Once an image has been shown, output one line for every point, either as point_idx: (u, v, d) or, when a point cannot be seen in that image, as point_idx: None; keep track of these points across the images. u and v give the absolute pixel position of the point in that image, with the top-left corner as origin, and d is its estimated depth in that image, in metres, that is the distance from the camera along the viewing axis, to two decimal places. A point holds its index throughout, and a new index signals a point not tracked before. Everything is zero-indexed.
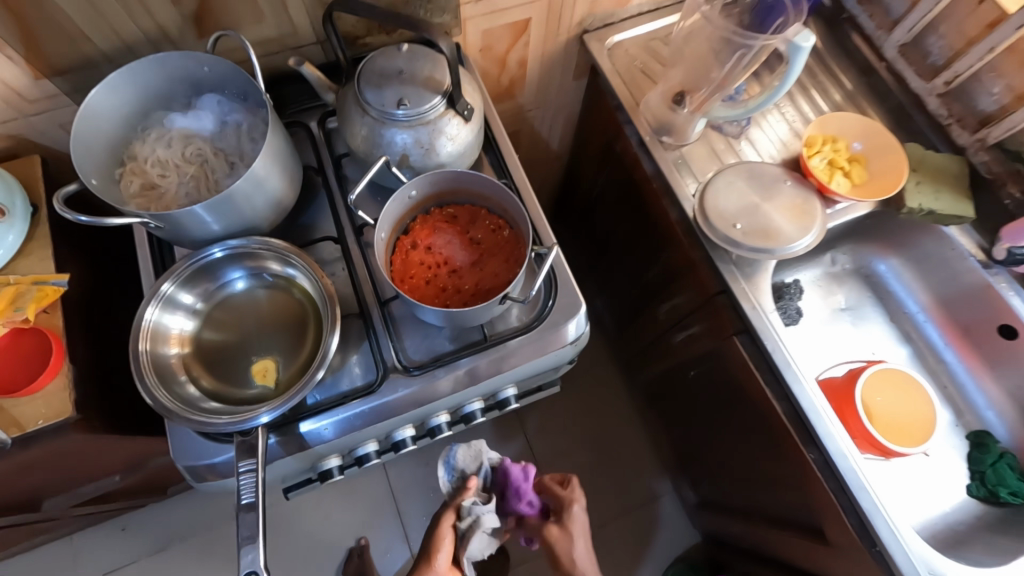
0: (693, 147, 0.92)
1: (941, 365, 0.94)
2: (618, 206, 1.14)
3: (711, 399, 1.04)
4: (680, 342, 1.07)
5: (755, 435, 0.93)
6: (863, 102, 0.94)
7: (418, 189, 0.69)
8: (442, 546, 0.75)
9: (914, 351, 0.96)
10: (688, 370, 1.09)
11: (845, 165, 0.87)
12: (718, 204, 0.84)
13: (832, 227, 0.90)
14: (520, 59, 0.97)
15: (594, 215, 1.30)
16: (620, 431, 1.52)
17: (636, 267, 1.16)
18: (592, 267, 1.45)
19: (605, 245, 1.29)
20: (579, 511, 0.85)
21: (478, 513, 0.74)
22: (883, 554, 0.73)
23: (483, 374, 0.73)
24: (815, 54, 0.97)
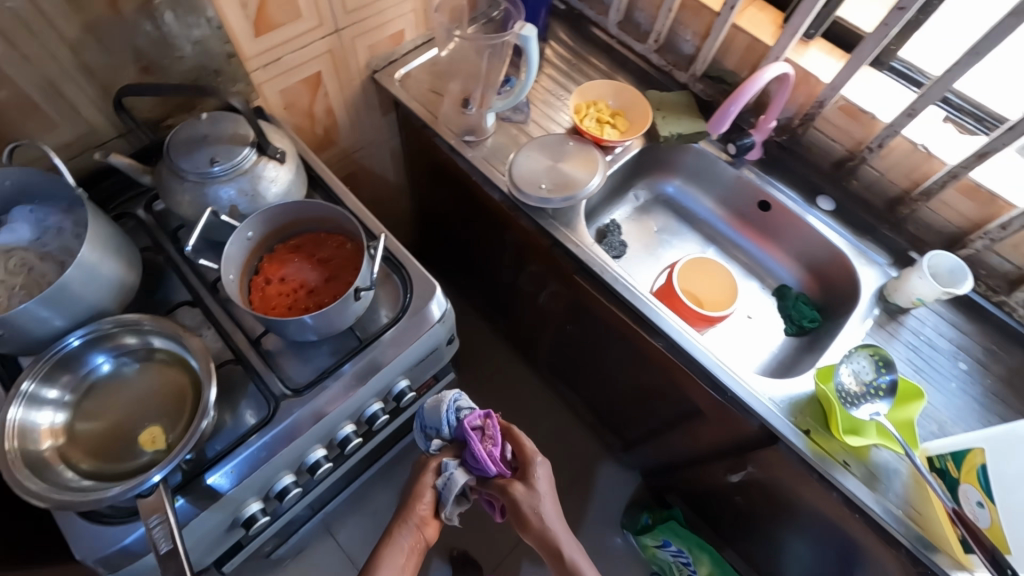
0: (493, 138, 1.08)
1: (739, 250, 1.17)
2: (460, 212, 1.28)
3: (587, 342, 1.19)
4: (548, 305, 1.21)
5: (625, 353, 1.09)
6: (609, 71, 1.18)
7: (253, 230, 0.76)
8: (425, 492, 0.86)
9: (718, 247, 1.19)
10: (563, 327, 1.23)
11: (610, 120, 1.08)
12: (524, 175, 1.00)
13: (618, 169, 1.10)
14: (326, 108, 1.09)
15: (447, 230, 1.42)
16: (542, 413, 1.63)
17: (493, 258, 1.29)
18: (464, 275, 1.56)
19: (465, 251, 1.42)
20: (543, 468, 0.87)
21: (451, 472, 0.84)
22: (734, 398, 0.89)
23: (368, 372, 0.80)
24: (563, 46, 1.20)
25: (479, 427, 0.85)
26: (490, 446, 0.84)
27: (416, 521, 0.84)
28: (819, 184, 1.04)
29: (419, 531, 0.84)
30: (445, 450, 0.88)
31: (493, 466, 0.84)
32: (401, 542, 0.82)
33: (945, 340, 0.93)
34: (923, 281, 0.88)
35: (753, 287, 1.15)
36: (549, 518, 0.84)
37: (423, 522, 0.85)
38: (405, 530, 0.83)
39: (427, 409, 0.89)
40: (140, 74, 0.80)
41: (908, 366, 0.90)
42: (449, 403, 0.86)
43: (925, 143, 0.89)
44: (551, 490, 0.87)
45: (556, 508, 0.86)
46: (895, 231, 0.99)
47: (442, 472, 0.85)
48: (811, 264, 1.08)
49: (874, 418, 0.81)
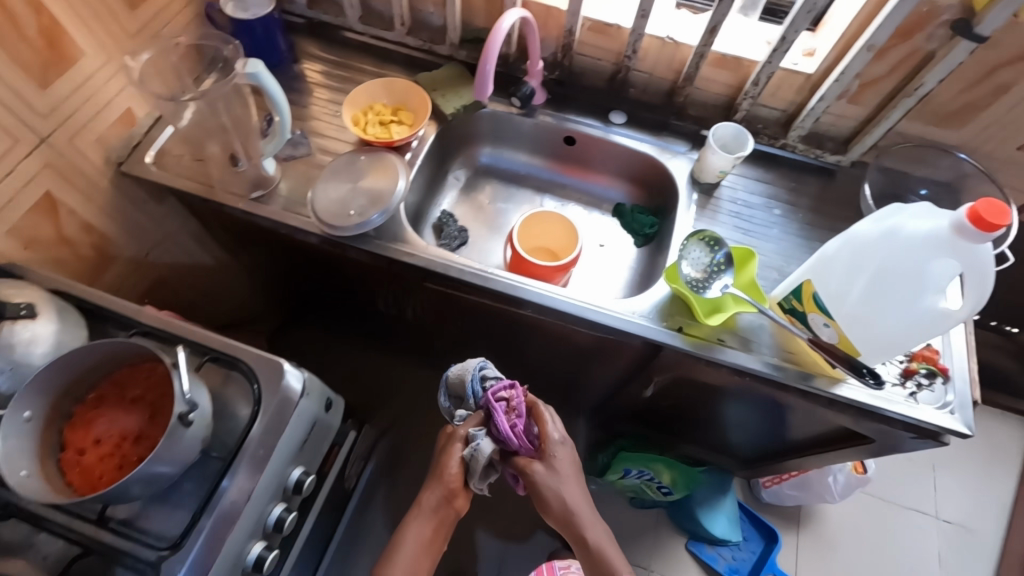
0: (282, 182, 0.99)
1: (568, 189, 1.19)
2: (288, 263, 1.17)
3: (477, 335, 1.17)
4: (423, 318, 1.17)
5: (511, 331, 1.08)
6: (373, 69, 1.12)
7: (31, 407, 0.64)
8: (454, 460, 0.83)
9: (550, 194, 1.20)
10: (449, 331, 1.20)
11: (394, 118, 1.04)
12: (328, 208, 0.94)
13: (424, 162, 1.07)
14: (80, 226, 0.93)
15: (283, 283, 1.30)
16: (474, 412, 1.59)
17: (350, 297, 1.21)
18: (338, 322, 1.46)
19: (315, 297, 1.31)
20: (563, 450, 0.85)
21: (479, 440, 0.81)
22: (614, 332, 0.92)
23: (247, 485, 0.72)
24: (316, 61, 1.13)
25: (504, 398, 0.84)
26: (515, 417, 0.83)
27: (445, 491, 0.83)
28: (605, 103, 1.08)
29: (446, 502, 0.83)
30: (472, 419, 0.85)
31: (516, 439, 0.82)
32: (429, 504, 0.84)
33: (757, 197, 1.03)
34: (719, 156, 0.96)
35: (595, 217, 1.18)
36: (570, 501, 0.83)
37: (454, 493, 0.83)
38: (437, 495, 0.83)
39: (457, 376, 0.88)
40: None
41: (737, 234, 0.99)
42: (474, 374, 0.85)
43: (670, 34, 0.95)
44: (573, 473, 0.85)
45: (580, 490, 0.85)
46: (681, 119, 1.06)
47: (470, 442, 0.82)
48: (632, 176, 1.13)
49: (726, 292, 0.87)
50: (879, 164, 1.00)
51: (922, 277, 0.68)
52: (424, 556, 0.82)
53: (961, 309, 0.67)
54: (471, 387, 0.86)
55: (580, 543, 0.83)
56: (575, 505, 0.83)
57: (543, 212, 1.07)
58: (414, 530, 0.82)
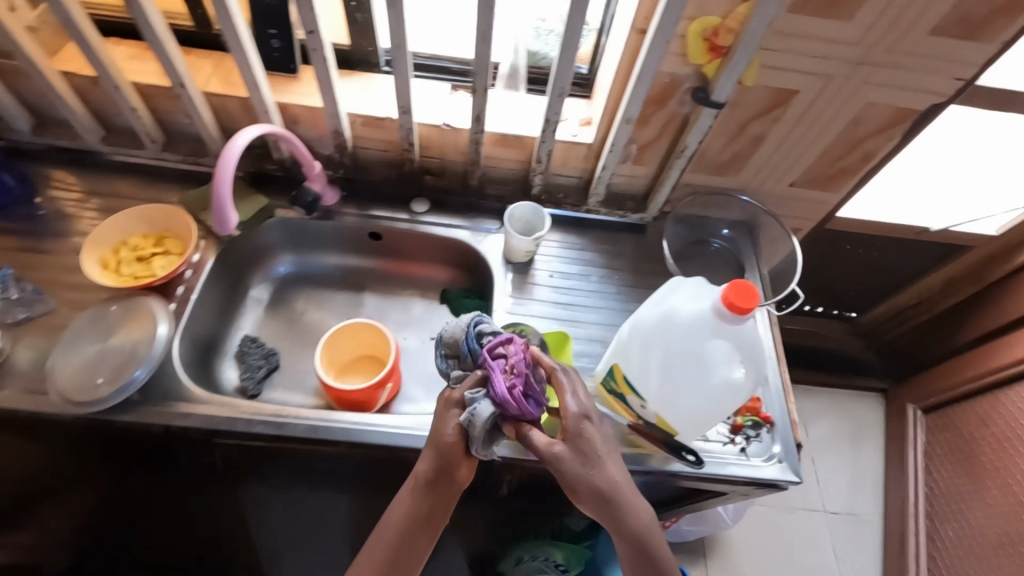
0: (11, 355, 0.81)
1: (389, 282, 1.11)
2: (46, 474, 0.90)
3: (323, 497, 0.96)
4: (254, 490, 0.95)
5: (350, 479, 0.92)
6: (131, 193, 0.96)
7: None
8: (449, 424, 0.70)
9: (371, 291, 1.10)
10: (292, 500, 0.98)
11: (155, 249, 0.90)
12: (71, 381, 0.77)
13: (206, 291, 0.93)
14: None
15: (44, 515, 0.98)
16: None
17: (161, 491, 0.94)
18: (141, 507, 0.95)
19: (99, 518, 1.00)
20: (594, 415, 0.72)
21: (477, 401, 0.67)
22: None
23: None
24: (57, 193, 0.95)
25: (502, 353, 0.72)
26: (514, 375, 0.69)
27: (441, 453, 0.69)
28: (403, 191, 1.02)
29: (447, 476, 0.70)
30: (467, 380, 0.72)
31: (515, 403, 0.67)
32: (423, 479, 0.69)
33: (572, 265, 1.00)
34: (520, 239, 0.92)
35: (423, 307, 1.10)
36: (606, 482, 0.68)
37: (454, 466, 0.69)
38: (428, 462, 0.70)
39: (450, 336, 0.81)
40: None
41: (557, 310, 0.95)
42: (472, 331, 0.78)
43: (446, 121, 0.90)
44: (612, 449, 0.70)
45: (619, 465, 0.71)
46: (484, 198, 1.02)
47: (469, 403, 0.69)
48: (449, 259, 1.07)
49: (545, 384, 0.83)
50: (677, 214, 1.02)
51: (712, 355, 0.67)
52: (404, 538, 0.69)
53: (748, 377, 0.69)
54: (467, 343, 0.78)
55: (617, 527, 0.69)
56: (604, 494, 0.68)
57: (351, 323, 0.97)
58: (412, 497, 0.69)
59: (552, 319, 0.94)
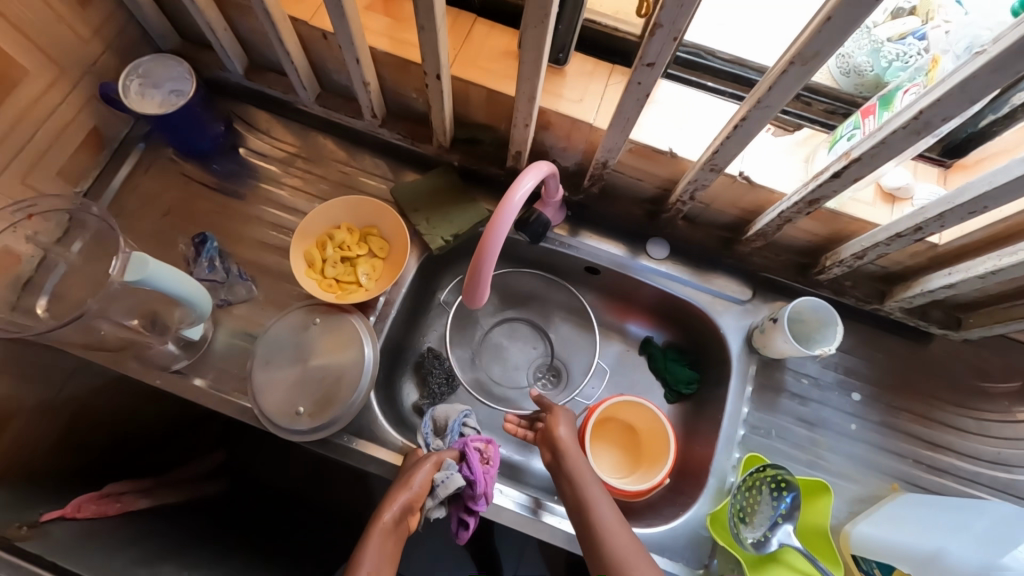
0: (222, 345, 0.76)
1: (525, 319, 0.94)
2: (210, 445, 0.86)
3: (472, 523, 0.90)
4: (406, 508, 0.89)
5: None
6: (345, 169, 0.86)
7: None
8: (420, 476, 0.66)
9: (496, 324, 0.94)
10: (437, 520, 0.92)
11: (361, 253, 0.78)
12: (274, 401, 0.71)
13: (405, 303, 0.82)
14: None
15: (190, 454, 1.01)
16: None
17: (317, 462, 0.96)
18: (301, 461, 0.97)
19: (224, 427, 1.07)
20: (560, 476, 0.67)
21: (450, 472, 0.67)
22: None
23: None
24: (267, 153, 0.86)
25: (483, 445, 0.73)
26: (489, 466, 0.70)
27: (409, 498, 0.65)
28: (641, 227, 0.83)
29: (407, 514, 0.64)
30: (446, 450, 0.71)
31: (483, 486, 0.69)
32: (387, 521, 0.62)
33: (830, 371, 0.79)
34: (790, 345, 0.72)
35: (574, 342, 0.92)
36: (582, 504, 0.63)
37: (417, 499, 0.65)
38: (397, 506, 0.63)
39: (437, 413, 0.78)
40: None
41: (800, 428, 0.77)
42: (456, 415, 0.77)
43: (744, 170, 0.68)
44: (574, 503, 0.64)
45: (574, 477, 0.66)
46: (738, 257, 0.81)
47: (443, 467, 0.68)
48: (666, 314, 0.87)
49: (783, 544, 0.66)
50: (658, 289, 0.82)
51: None
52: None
53: None
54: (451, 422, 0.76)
55: (570, 485, 0.65)
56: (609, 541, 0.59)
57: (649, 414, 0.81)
58: (374, 541, 0.61)
59: (796, 445, 0.76)
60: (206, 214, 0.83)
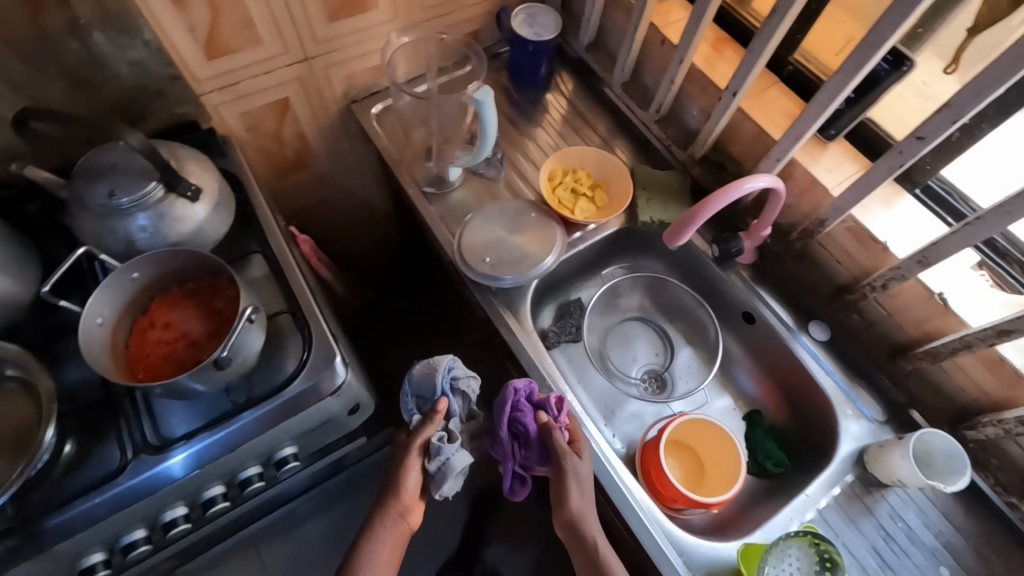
0: (458, 194, 0.99)
1: (665, 332, 1.04)
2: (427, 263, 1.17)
3: None
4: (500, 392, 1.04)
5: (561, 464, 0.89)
6: (610, 139, 1.07)
7: (140, 271, 0.72)
8: (411, 477, 0.77)
9: (641, 321, 1.05)
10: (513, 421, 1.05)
11: (587, 193, 0.97)
12: (472, 244, 0.90)
13: (590, 248, 0.97)
14: (296, 133, 1.05)
15: None
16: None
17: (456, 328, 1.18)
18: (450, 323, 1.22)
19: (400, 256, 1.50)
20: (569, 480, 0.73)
21: (449, 454, 0.76)
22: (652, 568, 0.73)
23: (202, 464, 0.73)
24: (564, 101, 1.11)
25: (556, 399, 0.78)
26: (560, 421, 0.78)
27: (400, 508, 0.77)
28: (815, 306, 0.89)
29: (401, 516, 0.76)
30: (428, 429, 0.78)
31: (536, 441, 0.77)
32: (391, 515, 0.76)
33: (930, 533, 0.76)
34: (907, 465, 0.72)
35: (694, 372, 1.00)
36: (580, 520, 0.72)
37: (409, 509, 0.77)
38: (396, 506, 0.76)
39: (413, 384, 0.83)
40: (71, 88, 0.76)
41: (872, 557, 0.75)
42: (443, 371, 0.80)
43: (945, 293, 0.73)
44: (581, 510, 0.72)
45: (578, 489, 0.73)
46: (893, 379, 0.84)
47: (433, 457, 0.76)
48: (792, 392, 0.91)
49: None
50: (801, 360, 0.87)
51: None
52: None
53: None
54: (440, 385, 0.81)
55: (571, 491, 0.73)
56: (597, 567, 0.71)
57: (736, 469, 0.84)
58: (377, 542, 0.74)
59: (860, 567, 0.74)
60: (501, 115, 1.10)
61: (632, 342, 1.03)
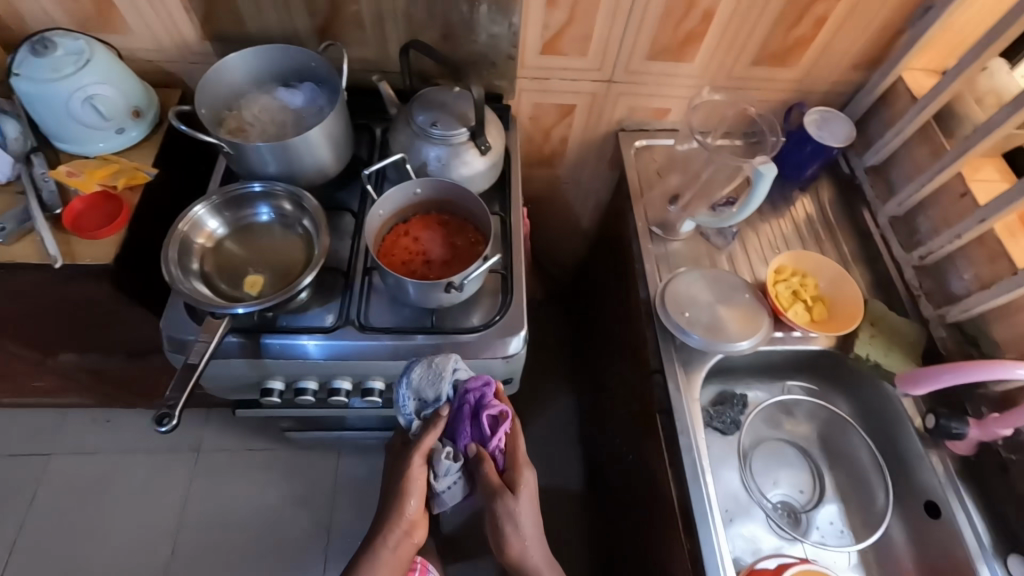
0: (679, 245, 1.02)
1: (821, 475, 0.96)
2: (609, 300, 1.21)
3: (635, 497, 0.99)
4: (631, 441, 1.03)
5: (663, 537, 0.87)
6: (851, 261, 1.03)
7: (422, 189, 0.86)
8: (416, 497, 0.83)
9: (799, 449, 0.98)
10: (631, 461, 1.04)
11: (808, 300, 0.93)
12: (678, 294, 0.92)
13: (785, 353, 0.94)
14: (563, 136, 1.17)
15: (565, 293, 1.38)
16: (552, 490, 1.45)
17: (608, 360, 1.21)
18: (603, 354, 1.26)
19: (571, 269, 1.60)
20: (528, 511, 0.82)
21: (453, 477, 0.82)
22: None
23: (333, 356, 0.83)
24: (818, 207, 1.09)
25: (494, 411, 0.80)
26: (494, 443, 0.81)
27: (405, 525, 0.83)
28: None
29: (406, 535, 0.84)
30: (431, 441, 0.81)
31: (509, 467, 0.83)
32: (393, 531, 0.83)
33: None
34: None
35: (838, 532, 0.91)
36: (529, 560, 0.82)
37: (414, 526, 0.84)
38: (400, 525, 0.83)
39: (414, 382, 0.81)
40: (439, 38, 0.93)
41: None
42: (448, 379, 0.79)
43: None
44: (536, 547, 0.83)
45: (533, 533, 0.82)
46: None
47: (440, 477, 0.82)
48: None
49: None
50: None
51: None
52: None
53: None
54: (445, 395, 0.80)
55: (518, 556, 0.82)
56: None
57: None
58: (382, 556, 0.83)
59: None
60: None
61: (782, 465, 0.96)
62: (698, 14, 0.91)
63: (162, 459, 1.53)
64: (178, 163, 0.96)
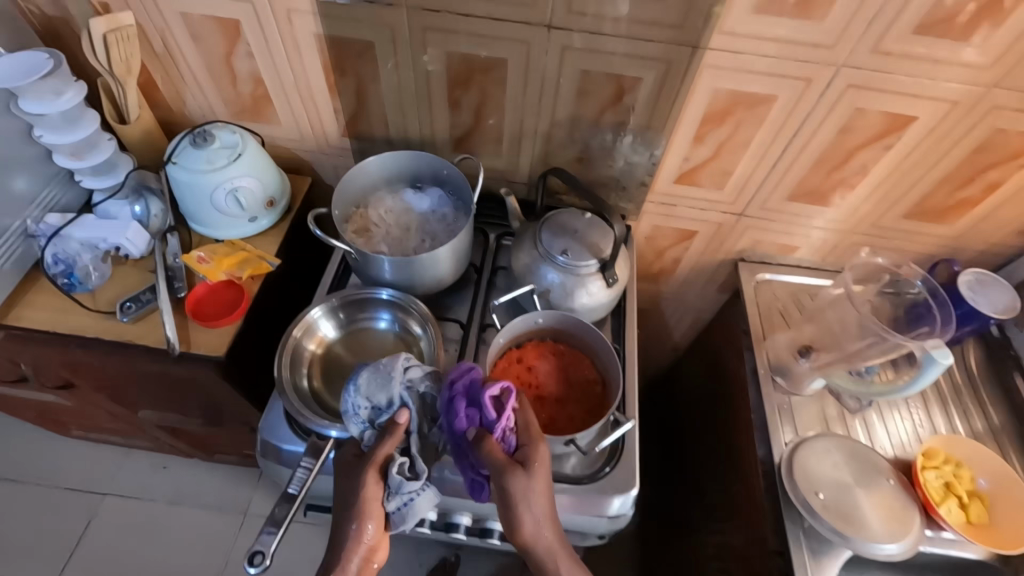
0: (804, 400, 0.92)
1: None
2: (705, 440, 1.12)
3: None
4: None
5: None
6: (1009, 447, 0.90)
7: (544, 318, 0.82)
8: (370, 525, 0.64)
9: None
10: None
11: (964, 497, 0.80)
12: (806, 470, 0.82)
13: (930, 555, 0.81)
14: (677, 257, 1.11)
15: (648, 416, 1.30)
16: None
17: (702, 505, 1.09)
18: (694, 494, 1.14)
19: (652, 378, 1.52)
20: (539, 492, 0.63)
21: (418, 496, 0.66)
22: None
23: None
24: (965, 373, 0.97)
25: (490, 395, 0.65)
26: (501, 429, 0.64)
27: (361, 551, 0.64)
28: None
29: (363, 564, 0.64)
30: (388, 444, 0.66)
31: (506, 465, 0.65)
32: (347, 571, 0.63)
33: None
34: None
35: None
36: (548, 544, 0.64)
37: (373, 552, 0.65)
38: (353, 557, 0.64)
39: (363, 389, 0.69)
40: (574, 159, 0.91)
41: None
42: (398, 378, 0.68)
43: None
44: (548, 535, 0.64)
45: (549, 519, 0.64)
46: None
47: (392, 494, 0.65)
48: None
49: None
50: None
51: None
52: None
53: None
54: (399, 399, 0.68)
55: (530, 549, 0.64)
56: None
57: None
58: None
59: None
60: None
61: None
62: (856, 167, 0.85)
63: (210, 516, 1.49)
64: (296, 251, 0.97)
